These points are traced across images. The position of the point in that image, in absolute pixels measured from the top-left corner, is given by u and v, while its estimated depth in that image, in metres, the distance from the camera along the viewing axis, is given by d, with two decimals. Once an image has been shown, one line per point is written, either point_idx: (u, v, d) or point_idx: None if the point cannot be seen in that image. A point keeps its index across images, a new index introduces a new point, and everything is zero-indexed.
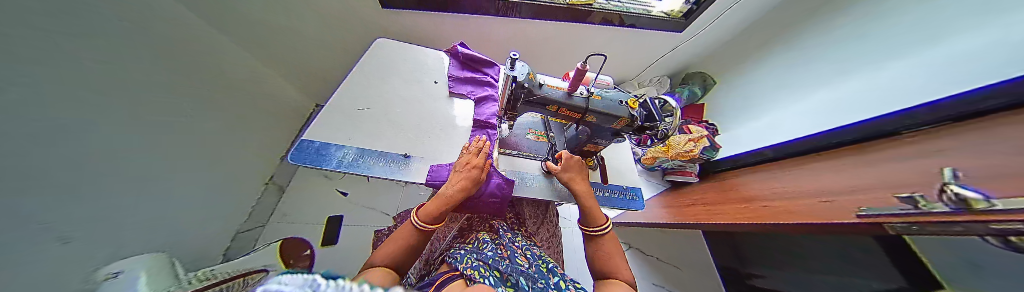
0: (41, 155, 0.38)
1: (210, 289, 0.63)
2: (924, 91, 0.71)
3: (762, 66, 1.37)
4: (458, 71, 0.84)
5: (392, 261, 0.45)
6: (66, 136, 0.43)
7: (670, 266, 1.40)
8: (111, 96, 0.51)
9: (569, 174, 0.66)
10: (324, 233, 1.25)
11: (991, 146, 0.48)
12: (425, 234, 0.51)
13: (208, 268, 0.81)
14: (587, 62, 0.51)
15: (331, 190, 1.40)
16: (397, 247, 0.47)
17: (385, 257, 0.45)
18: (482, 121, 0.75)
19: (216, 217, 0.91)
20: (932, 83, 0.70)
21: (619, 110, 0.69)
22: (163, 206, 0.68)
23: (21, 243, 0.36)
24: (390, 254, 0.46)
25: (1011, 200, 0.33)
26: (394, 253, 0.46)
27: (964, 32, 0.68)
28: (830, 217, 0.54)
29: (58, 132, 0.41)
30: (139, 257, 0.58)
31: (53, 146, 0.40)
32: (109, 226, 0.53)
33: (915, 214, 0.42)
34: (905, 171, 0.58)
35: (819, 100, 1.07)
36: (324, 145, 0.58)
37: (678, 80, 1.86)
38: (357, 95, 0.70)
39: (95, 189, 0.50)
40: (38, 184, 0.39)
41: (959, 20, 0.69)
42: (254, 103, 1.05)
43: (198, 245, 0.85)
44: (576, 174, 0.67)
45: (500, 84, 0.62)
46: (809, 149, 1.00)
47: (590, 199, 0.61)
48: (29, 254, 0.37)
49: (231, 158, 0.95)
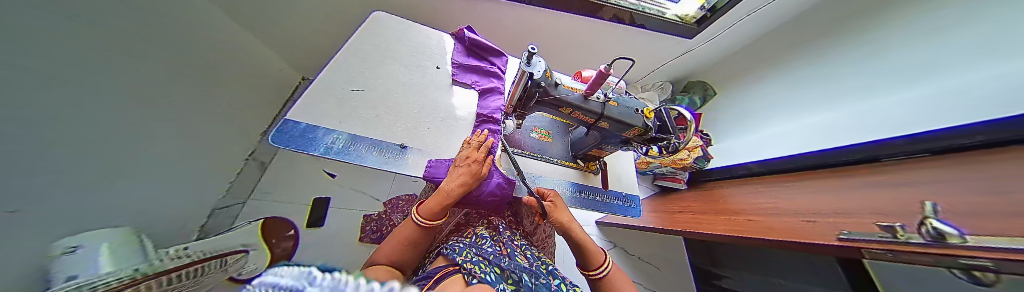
0: (16, 120, 0.35)
1: (177, 272, 0.58)
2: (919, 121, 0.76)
3: (764, 79, 1.36)
4: (464, 58, 0.79)
5: (393, 259, 0.46)
6: (37, 99, 0.38)
7: (648, 265, 1.46)
8: (74, 54, 0.45)
9: (556, 215, 0.59)
10: (309, 215, 1.21)
11: (973, 183, 0.51)
12: (426, 230, 0.51)
13: (182, 246, 0.75)
14: (611, 66, 0.48)
15: (319, 169, 1.35)
16: (398, 244, 0.48)
17: (387, 256, 0.46)
18: (486, 115, 0.71)
19: (194, 191, 0.86)
20: (923, 116, 0.76)
21: (633, 119, 0.68)
22: (141, 175, 0.64)
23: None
24: (392, 252, 0.47)
25: (983, 238, 0.36)
26: (395, 249, 0.47)
27: (952, 69, 0.74)
28: (811, 236, 0.57)
29: (31, 95, 0.37)
30: (111, 231, 0.53)
31: (24, 110, 0.36)
32: (84, 197, 0.49)
33: (891, 242, 0.45)
34: (883, 199, 0.62)
35: (810, 121, 1.11)
36: (312, 128, 0.53)
37: (680, 87, 1.83)
38: (349, 74, 0.64)
39: (69, 152, 0.45)
40: (15, 143, 0.35)
41: (955, 57, 0.73)
42: (233, 71, 0.96)
43: (178, 219, 0.80)
44: (563, 211, 0.61)
45: (514, 80, 0.59)
46: (794, 167, 1.07)
47: (585, 234, 0.57)
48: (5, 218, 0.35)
49: (212, 131, 0.88)
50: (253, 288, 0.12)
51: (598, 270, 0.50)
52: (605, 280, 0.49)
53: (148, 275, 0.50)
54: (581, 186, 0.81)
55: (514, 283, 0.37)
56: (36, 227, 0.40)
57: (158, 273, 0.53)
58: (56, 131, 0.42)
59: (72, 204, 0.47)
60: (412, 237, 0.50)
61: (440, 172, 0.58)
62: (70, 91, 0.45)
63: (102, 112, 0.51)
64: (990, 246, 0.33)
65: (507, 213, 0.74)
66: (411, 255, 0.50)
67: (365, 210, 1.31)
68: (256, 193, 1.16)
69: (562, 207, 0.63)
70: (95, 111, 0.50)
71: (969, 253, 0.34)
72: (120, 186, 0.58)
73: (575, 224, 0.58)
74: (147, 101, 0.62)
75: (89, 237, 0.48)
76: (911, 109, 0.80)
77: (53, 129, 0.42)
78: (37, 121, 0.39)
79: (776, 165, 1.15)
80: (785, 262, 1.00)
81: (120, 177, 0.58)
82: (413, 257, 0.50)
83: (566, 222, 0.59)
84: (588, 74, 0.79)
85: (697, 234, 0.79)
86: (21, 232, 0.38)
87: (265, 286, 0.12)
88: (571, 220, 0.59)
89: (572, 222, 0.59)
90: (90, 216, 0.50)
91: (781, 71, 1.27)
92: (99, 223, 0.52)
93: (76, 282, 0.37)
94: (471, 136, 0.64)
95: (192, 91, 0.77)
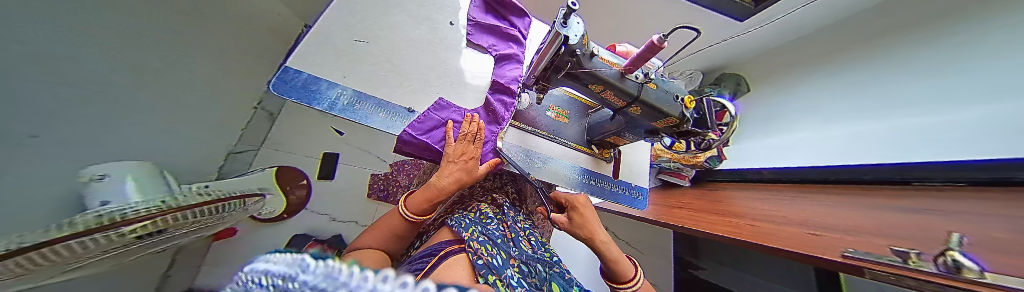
0: (49, 55, 0.36)
1: (204, 206, 0.65)
2: (953, 149, 0.69)
3: (808, 82, 1.21)
4: (482, 15, 0.70)
5: (379, 244, 0.50)
6: (74, 34, 0.39)
7: (635, 249, 1.55)
8: None
9: (576, 221, 0.57)
10: (319, 168, 1.29)
11: (997, 219, 0.48)
12: (412, 224, 0.52)
13: (202, 184, 0.82)
14: (667, 38, 0.40)
15: (327, 125, 1.37)
16: (382, 234, 0.50)
17: (372, 242, 0.49)
18: (502, 84, 0.64)
19: (220, 133, 0.91)
20: (963, 143, 0.67)
21: (671, 107, 0.62)
22: (167, 115, 0.66)
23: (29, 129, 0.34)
24: (375, 238, 0.50)
25: (1002, 275, 0.33)
26: (379, 237, 0.50)
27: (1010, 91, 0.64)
28: (816, 249, 0.55)
29: (70, 29, 0.38)
30: (134, 164, 0.57)
31: (57, 46, 0.37)
32: (116, 128, 0.52)
33: (897, 268, 0.42)
34: (892, 222, 0.61)
35: (841, 136, 1.01)
36: (313, 79, 0.50)
37: (709, 80, 1.68)
38: (351, 22, 0.58)
39: (105, 83, 0.47)
40: (49, 70, 0.36)
41: None
42: (273, 27, 0.98)
43: (200, 157, 0.85)
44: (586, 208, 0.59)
45: (544, 43, 0.52)
46: (804, 179, 1.02)
47: (611, 245, 0.53)
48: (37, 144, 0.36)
49: (235, 78, 0.89)
50: (254, 269, 0.13)
51: (628, 283, 0.48)
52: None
53: (172, 208, 0.56)
54: (592, 172, 0.80)
55: (520, 269, 0.38)
56: (66, 153, 0.42)
57: (184, 206, 0.59)
58: (94, 66, 0.43)
59: (103, 134, 0.49)
60: (396, 230, 0.51)
61: (427, 128, 0.56)
62: (115, 29, 0.46)
63: (142, 53, 0.53)
64: (1008, 285, 0.30)
65: (512, 190, 0.75)
66: (399, 243, 0.53)
67: (372, 170, 1.38)
68: (268, 142, 1.22)
69: (587, 212, 0.59)
70: (136, 51, 0.51)
71: (973, 285, 0.32)
72: (150, 123, 0.61)
73: (598, 232, 0.55)
74: (188, 46, 0.64)
75: (121, 168, 0.53)
76: (949, 131, 0.72)
77: (87, 65, 0.43)
78: (71, 59, 0.40)
79: (785, 174, 1.10)
80: (762, 265, 1.05)
81: (152, 115, 0.61)
82: (400, 244, 0.54)
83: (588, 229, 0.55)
84: (621, 49, 0.71)
85: (692, 230, 0.80)
86: (54, 156, 0.40)
87: (260, 274, 0.12)
88: (596, 229, 0.55)
89: (599, 232, 0.55)
90: (114, 146, 0.53)
91: (829, 74, 1.13)
92: (120, 155, 0.54)
93: (107, 209, 0.44)
94: (460, 121, 0.58)
95: (227, 38, 0.78)
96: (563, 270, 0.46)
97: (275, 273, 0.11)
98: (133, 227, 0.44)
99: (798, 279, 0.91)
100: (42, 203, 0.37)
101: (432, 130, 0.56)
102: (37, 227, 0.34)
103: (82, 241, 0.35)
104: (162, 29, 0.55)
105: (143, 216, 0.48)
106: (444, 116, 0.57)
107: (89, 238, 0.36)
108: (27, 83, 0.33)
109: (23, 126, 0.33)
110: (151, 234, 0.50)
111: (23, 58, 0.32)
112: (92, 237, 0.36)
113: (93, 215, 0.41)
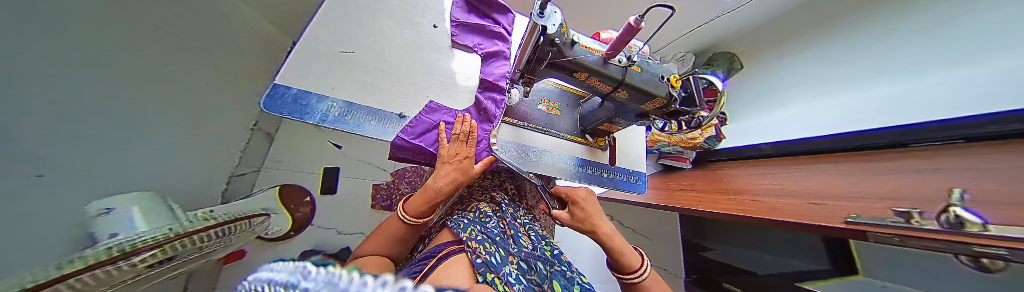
0: (47, 89, 0.36)
1: (210, 231, 0.66)
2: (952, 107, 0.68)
3: (800, 53, 1.20)
4: (464, 15, 0.70)
5: (381, 250, 0.50)
6: (72, 70, 0.40)
7: (641, 236, 1.55)
8: None
9: (582, 216, 0.57)
10: (320, 183, 1.30)
11: (989, 172, 0.49)
12: (413, 228, 0.52)
13: (206, 209, 0.82)
14: (644, 18, 0.40)
15: (324, 140, 1.38)
16: (384, 241, 0.51)
17: (374, 249, 0.50)
18: (491, 82, 0.64)
19: (219, 157, 0.92)
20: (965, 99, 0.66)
21: (658, 88, 0.62)
22: (166, 144, 0.67)
23: (32, 167, 0.34)
24: (377, 245, 0.50)
25: (1005, 227, 0.33)
26: (381, 244, 0.50)
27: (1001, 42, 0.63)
28: (817, 218, 0.55)
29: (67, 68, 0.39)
30: (139, 195, 0.58)
31: (58, 83, 0.38)
32: (116, 161, 0.53)
33: (901, 229, 0.42)
34: (891, 184, 0.61)
35: (840, 104, 1.01)
36: (303, 93, 0.51)
37: (702, 60, 1.66)
38: (337, 32, 0.58)
39: (103, 117, 0.47)
40: (52, 108, 0.37)
41: None
42: (260, 47, 0.98)
43: (202, 182, 0.86)
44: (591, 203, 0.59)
45: (523, 37, 0.52)
46: (804, 151, 1.01)
47: (618, 237, 0.53)
48: (43, 180, 0.37)
49: (228, 102, 0.90)
50: (261, 278, 0.13)
51: (632, 273, 0.49)
52: (635, 280, 0.49)
53: (180, 234, 0.56)
54: (589, 162, 0.80)
55: (520, 266, 0.39)
56: (73, 190, 0.43)
57: (191, 232, 0.60)
58: (89, 100, 0.44)
59: (104, 168, 0.50)
60: (396, 234, 0.52)
61: (420, 132, 0.56)
62: (110, 62, 0.47)
63: (137, 85, 0.54)
64: (1010, 235, 0.30)
65: (511, 187, 0.75)
66: (400, 248, 0.53)
67: (372, 180, 1.39)
68: (267, 162, 1.23)
69: (591, 205, 0.58)
70: (127, 78, 0.52)
71: (982, 240, 0.32)
72: (151, 153, 0.62)
73: (604, 226, 0.55)
74: (179, 73, 0.64)
75: (125, 200, 0.54)
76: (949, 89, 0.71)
77: (87, 100, 0.44)
78: (71, 96, 0.41)
79: (784, 147, 1.10)
80: (770, 240, 1.05)
81: (154, 145, 0.62)
82: (402, 249, 0.54)
83: (594, 225, 0.55)
84: (606, 35, 0.71)
85: (694, 211, 0.80)
86: (60, 192, 0.40)
87: (262, 282, 0.12)
88: (602, 223, 0.55)
89: (604, 225, 0.55)
90: (116, 179, 0.53)
91: (822, 41, 1.12)
92: (121, 187, 0.55)
93: (113, 241, 0.44)
94: (453, 122, 0.58)
95: (219, 63, 0.79)
96: (564, 265, 0.46)
97: (275, 282, 0.11)
98: (142, 256, 0.45)
99: (806, 251, 0.92)
100: (54, 241, 0.38)
101: (425, 133, 0.56)
102: (49, 264, 0.35)
103: (99, 271, 0.36)
104: (147, 56, 0.55)
105: (151, 244, 0.48)
106: (436, 118, 0.57)
107: (104, 268, 0.37)
108: (30, 121, 0.34)
109: (28, 165, 0.34)
110: (162, 261, 0.50)
111: (24, 99, 0.33)
112: (106, 268, 0.37)
113: (102, 248, 0.42)
